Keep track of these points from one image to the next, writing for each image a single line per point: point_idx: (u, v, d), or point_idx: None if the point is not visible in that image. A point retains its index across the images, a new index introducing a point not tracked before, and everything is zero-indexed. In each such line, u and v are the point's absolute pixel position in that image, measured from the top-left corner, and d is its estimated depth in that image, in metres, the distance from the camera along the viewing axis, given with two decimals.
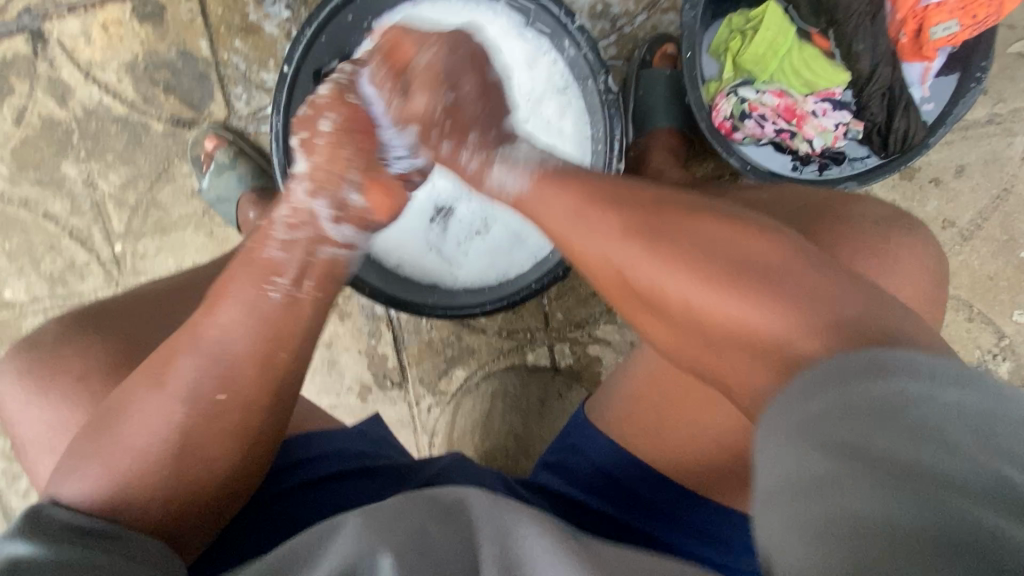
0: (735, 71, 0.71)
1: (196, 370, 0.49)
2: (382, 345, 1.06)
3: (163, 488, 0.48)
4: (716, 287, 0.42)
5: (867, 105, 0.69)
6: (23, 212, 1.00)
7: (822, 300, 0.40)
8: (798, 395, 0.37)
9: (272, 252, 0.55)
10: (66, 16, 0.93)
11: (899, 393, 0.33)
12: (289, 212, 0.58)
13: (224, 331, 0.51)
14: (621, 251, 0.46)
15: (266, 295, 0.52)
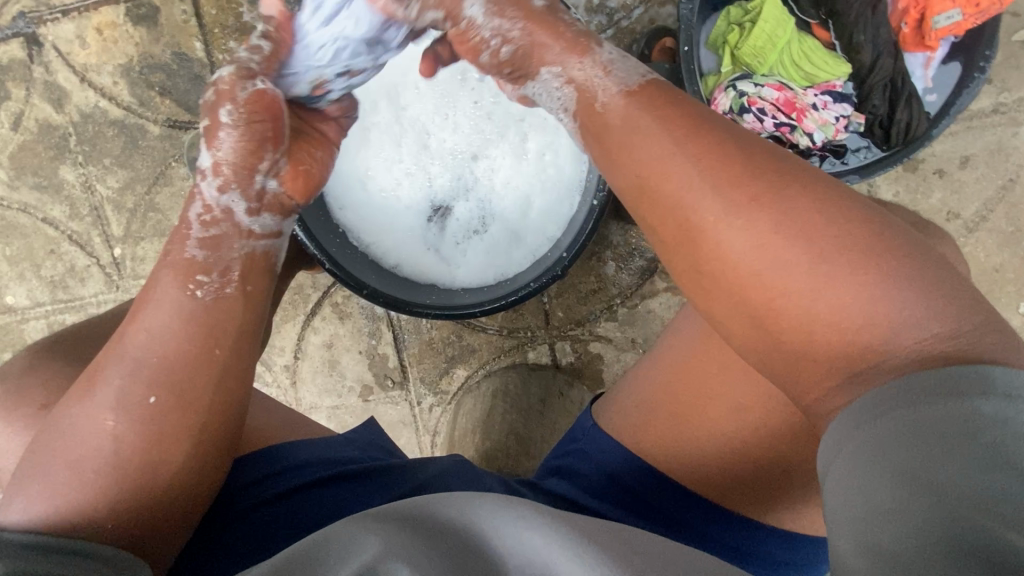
0: (734, 65, 0.70)
1: (122, 379, 0.49)
2: (383, 345, 1.06)
3: (109, 498, 0.47)
4: (817, 268, 0.37)
5: (869, 96, 0.69)
6: (22, 217, 1.00)
7: (933, 297, 0.36)
8: (866, 410, 0.34)
9: (192, 251, 0.53)
10: (61, 20, 0.93)
11: (974, 415, 0.31)
12: (202, 209, 0.55)
13: (148, 334, 0.50)
14: (710, 207, 0.40)
15: (188, 294, 0.52)
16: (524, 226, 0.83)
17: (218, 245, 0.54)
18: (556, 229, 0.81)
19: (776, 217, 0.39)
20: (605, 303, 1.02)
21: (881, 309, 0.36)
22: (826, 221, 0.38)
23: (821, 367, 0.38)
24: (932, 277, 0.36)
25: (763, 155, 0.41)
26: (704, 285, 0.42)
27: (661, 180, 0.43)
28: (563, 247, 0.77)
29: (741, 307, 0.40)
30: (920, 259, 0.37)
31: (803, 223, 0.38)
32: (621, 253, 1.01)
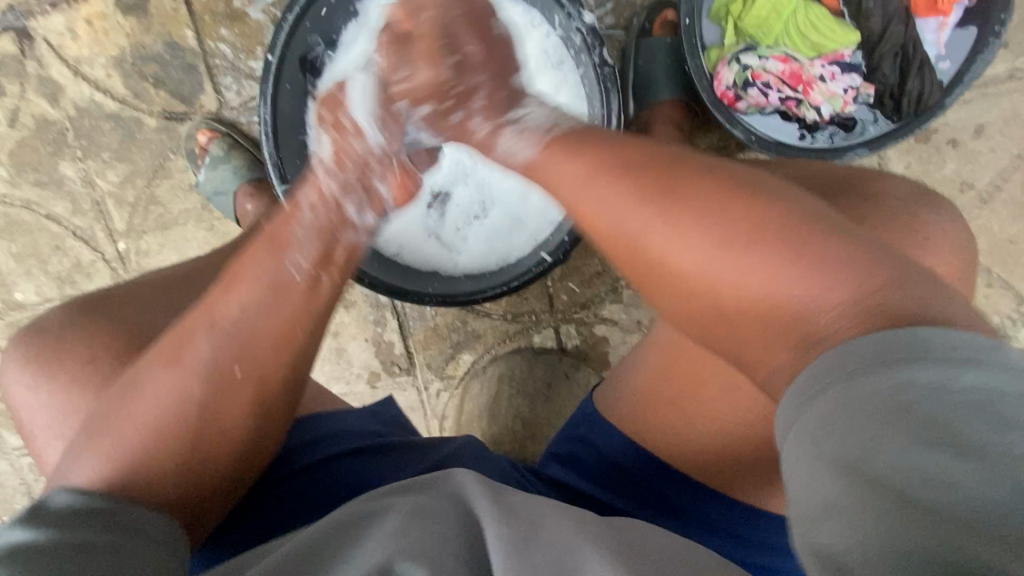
0: (738, 37, 0.67)
1: (210, 346, 0.50)
2: (388, 332, 1.06)
3: (171, 459, 0.48)
4: (734, 249, 0.39)
5: (878, 65, 0.66)
6: (26, 214, 1.01)
7: (845, 261, 0.36)
8: (804, 389, 0.34)
9: (296, 234, 0.56)
10: (50, 12, 0.91)
11: (906, 388, 0.30)
12: (314, 196, 0.59)
13: (243, 307, 0.51)
14: (633, 216, 0.44)
15: (286, 272, 0.53)
16: (525, 209, 0.82)
17: (317, 230, 0.58)
18: (558, 211, 0.80)
19: (684, 213, 0.42)
20: (610, 284, 1.01)
21: (797, 274, 0.37)
22: (730, 207, 0.41)
23: (761, 340, 0.38)
24: (838, 248, 0.37)
25: (661, 160, 0.46)
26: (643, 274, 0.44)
27: (593, 216, 0.47)
28: (565, 229, 0.77)
29: (677, 299, 0.42)
30: (824, 222, 0.39)
31: (705, 208, 0.41)
32: None
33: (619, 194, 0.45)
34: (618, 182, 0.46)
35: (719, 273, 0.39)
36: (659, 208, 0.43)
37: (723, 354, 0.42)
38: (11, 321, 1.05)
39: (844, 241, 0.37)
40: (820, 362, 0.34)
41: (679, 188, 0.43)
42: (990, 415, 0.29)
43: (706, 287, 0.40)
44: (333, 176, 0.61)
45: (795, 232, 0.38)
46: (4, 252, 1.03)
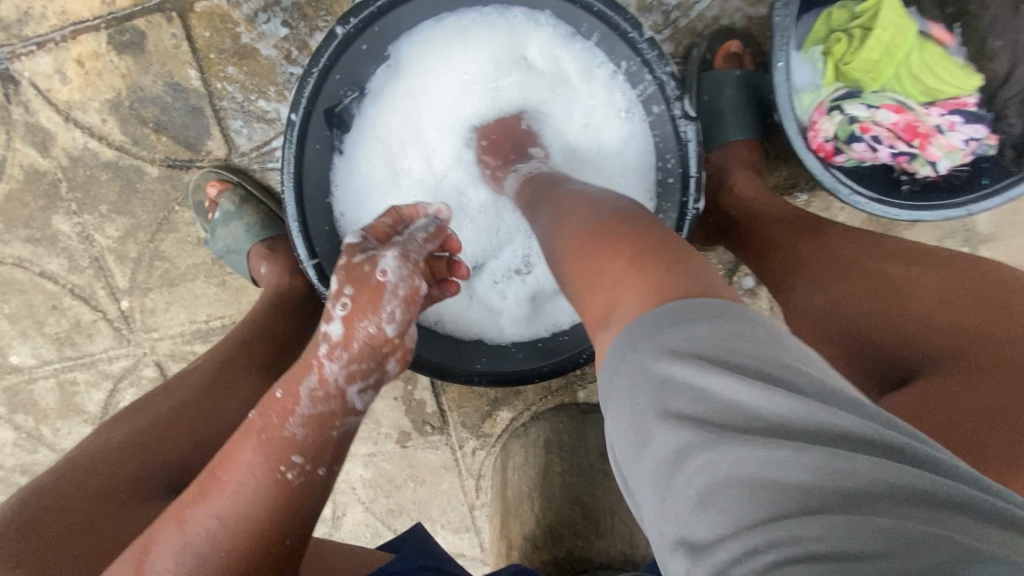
0: (838, 82, 0.58)
1: (183, 562, 0.41)
2: (419, 390, 0.97)
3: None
4: (585, 254, 0.46)
5: (1003, 113, 0.56)
6: (19, 272, 0.91)
7: (645, 265, 0.41)
8: (638, 338, 0.36)
9: (292, 427, 0.45)
10: (36, 51, 0.81)
11: (740, 352, 0.33)
12: (317, 381, 0.45)
13: (220, 523, 0.42)
14: (546, 244, 0.52)
15: (270, 481, 0.43)
16: None
17: (316, 421, 0.45)
18: None
19: (567, 236, 0.49)
20: None
21: (643, 277, 0.40)
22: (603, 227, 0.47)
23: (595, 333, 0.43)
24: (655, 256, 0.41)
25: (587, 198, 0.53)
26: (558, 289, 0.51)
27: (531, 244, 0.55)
28: None
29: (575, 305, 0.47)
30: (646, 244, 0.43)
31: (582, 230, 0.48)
32: None
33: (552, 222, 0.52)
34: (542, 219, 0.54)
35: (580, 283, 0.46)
36: (558, 232, 0.50)
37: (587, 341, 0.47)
38: (8, 385, 0.97)
39: (670, 257, 0.41)
40: (643, 320, 0.37)
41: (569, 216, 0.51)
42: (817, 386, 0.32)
43: (595, 292, 0.43)
44: (339, 354, 0.46)
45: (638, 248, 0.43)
46: None
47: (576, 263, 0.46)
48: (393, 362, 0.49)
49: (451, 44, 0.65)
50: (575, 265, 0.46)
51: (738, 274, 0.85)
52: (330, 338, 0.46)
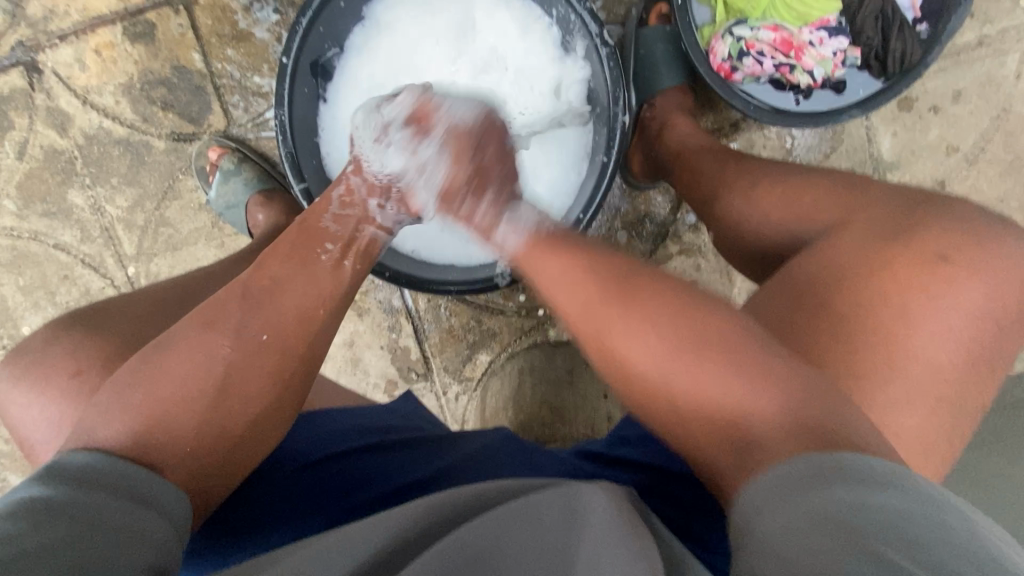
0: (728, 13, 0.73)
1: (243, 311, 0.53)
2: (404, 338, 1.05)
3: (194, 419, 0.48)
4: (671, 344, 0.46)
5: (862, 30, 0.71)
6: (34, 245, 1.00)
7: (748, 375, 0.44)
8: (774, 495, 0.38)
9: (327, 223, 0.60)
10: (59, 45, 0.94)
11: (854, 505, 0.35)
12: (345, 191, 0.63)
13: (277, 279, 0.55)
14: (587, 296, 0.52)
15: (314, 257, 0.57)
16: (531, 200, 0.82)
17: (344, 223, 0.61)
18: (567, 198, 0.81)
19: (627, 305, 0.49)
20: None
21: (741, 384, 0.44)
22: (666, 303, 0.49)
23: (706, 435, 0.44)
24: (745, 360, 0.45)
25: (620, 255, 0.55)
26: (610, 351, 0.49)
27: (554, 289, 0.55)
28: (577, 210, 0.77)
29: (649, 390, 0.47)
30: (720, 328, 0.47)
31: (651, 303, 0.49)
32: (631, 221, 0.95)
33: (597, 299, 0.51)
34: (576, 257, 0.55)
35: (641, 350, 0.47)
36: (617, 308, 0.49)
37: (660, 426, 0.47)
38: None
39: (750, 354, 0.45)
40: (790, 467, 0.39)
41: (622, 283, 0.51)
42: (919, 525, 0.34)
43: (705, 407, 0.44)
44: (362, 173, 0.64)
45: (721, 351, 0.45)
46: (11, 287, 1.02)
47: (665, 377, 0.46)
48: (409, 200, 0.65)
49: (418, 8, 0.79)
50: (645, 388, 0.47)
51: (679, 210, 0.95)
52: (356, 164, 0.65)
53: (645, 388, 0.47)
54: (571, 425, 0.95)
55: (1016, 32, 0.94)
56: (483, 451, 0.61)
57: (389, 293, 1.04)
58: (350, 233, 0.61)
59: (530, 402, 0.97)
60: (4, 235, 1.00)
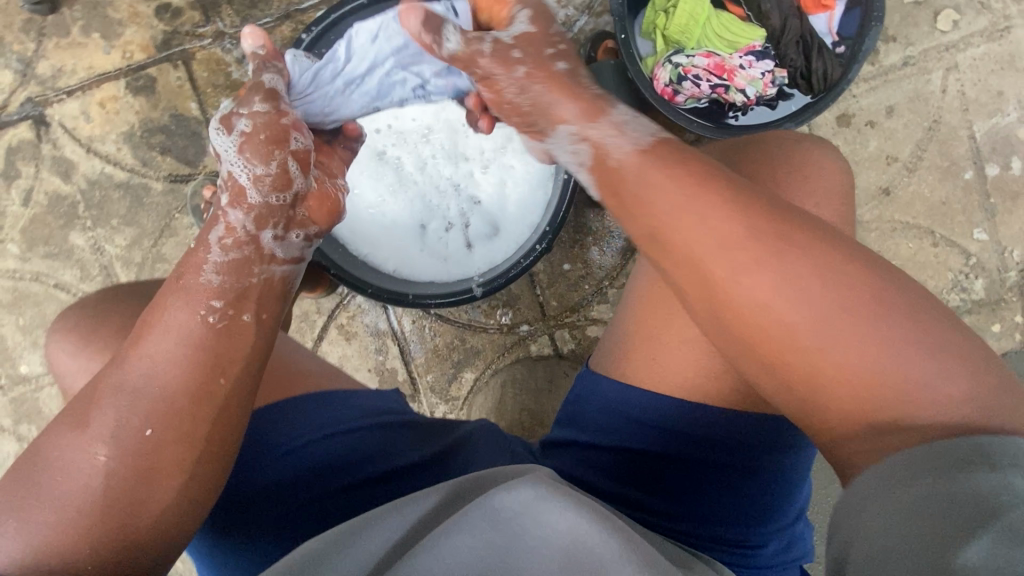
0: (666, 44, 0.82)
1: (120, 408, 0.53)
2: (391, 359, 1.09)
3: (92, 535, 0.50)
4: (796, 296, 0.47)
5: (785, 52, 0.80)
6: (35, 285, 1.05)
7: (914, 337, 0.45)
8: (900, 474, 0.42)
9: (209, 276, 0.58)
10: (66, 99, 1.02)
11: (983, 492, 0.38)
12: (225, 231, 0.62)
13: (149, 367, 0.54)
14: (710, 218, 0.49)
15: (192, 321, 0.55)
16: (503, 218, 0.90)
17: (233, 266, 0.60)
18: (536, 215, 0.88)
19: (771, 255, 0.48)
20: (595, 286, 1.07)
21: (869, 345, 0.45)
22: (817, 258, 0.47)
23: (833, 387, 0.47)
24: (919, 324, 0.46)
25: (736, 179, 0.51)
26: (714, 294, 0.49)
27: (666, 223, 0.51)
28: (544, 224, 0.84)
29: (755, 338, 0.48)
30: (873, 286, 0.47)
31: (787, 256, 0.48)
32: (601, 238, 1.07)
33: (742, 252, 0.48)
34: (686, 192, 0.50)
35: (773, 303, 0.47)
36: (762, 251, 0.48)
37: (756, 368, 0.50)
38: (15, 395, 1.06)
39: (893, 322, 0.46)
40: (913, 453, 0.43)
41: (769, 227, 0.49)
42: None
43: (830, 370, 0.47)
44: (241, 206, 0.63)
45: (868, 309, 0.46)
46: (12, 326, 1.06)
47: (811, 328, 0.46)
48: (305, 212, 0.67)
49: None
50: (776, 337, 0.48)
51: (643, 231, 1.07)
52: (230, 195, 0.63)
53: (774, 331, 0.47)
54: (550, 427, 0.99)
55: (937, 52, 1.04)
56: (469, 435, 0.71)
57: (376, 316, 1.08)
58: (241, 282, 0.60)
59: (511, 408, 1.01)
60: (7, 277, 1.05)
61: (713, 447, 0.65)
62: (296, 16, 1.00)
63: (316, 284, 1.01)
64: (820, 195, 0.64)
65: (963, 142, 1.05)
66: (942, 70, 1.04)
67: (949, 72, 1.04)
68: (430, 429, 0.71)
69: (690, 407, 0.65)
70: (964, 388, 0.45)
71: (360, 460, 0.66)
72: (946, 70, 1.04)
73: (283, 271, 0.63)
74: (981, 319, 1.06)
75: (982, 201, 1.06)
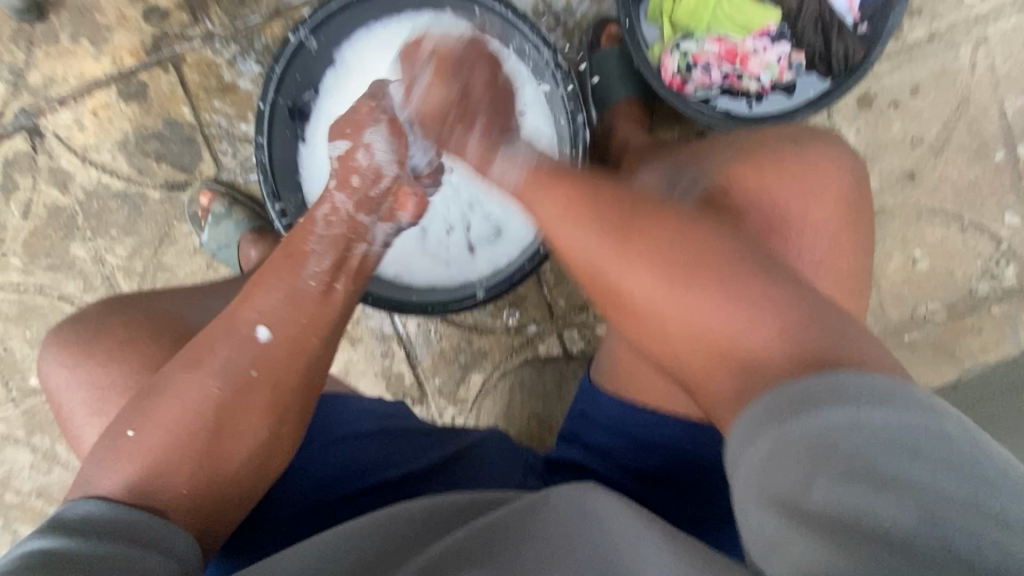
0: (675, 30, 0.77)
1: (230, 351, 0.53)
2: (397, 363, 1.07)
3: (189, 466, 0.50)
4: (652, 279, 0.47)
5: (802, 34, 0.76)
6: (39, 298, 1.04)
7: (767, 307, 0.45)
8: (755, 420, 0.41)
9: (312, 246, 0.59)
10: (59, 109, 1.00)
11: (855, 437, 0.37)
12: (328, 211, 0.62)
13: (259, 315, 0.54)
14: (570, 225, 0.52)
15: (303, 282, 0.57)
16: (506, 220, 0.87)
17: (331, 241, 0.60)
18: None
19: (630, 245, 0.49)
20: None
21: (740, 314, 0.45)
22: (667, 237, 0.49)
23: (706, 358, 0.46)
24: (784, 300, 0.45)
25: (622, 194, 0.53)
26: (606, 299, 0.51)
27: (557, 238, 0.53)
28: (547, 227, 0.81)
29: (635, 322, 0.49)
30: (739, 263, 0.47)
31: (652, 248, 0.48)
32: None
33: (606, 253, 0.50)
34: (552, 204, 0.54)
35: (635, 287, 0.48)
36: (616, 248, 0.49)
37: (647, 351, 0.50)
38: (27, 408, 1.07)
39: (756, 287, 0.45)
40: (772, 399, 0.41)
41: (638, 230, 0.50)
42: (931, 470, 0.35)
43: (705, 337, 0.46)
44: (345, 192, 0.63)
45: (721, 278, 0.46)
46: (19, 339, 1.06)
47: (654, 300, 0.47)
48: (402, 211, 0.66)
49: (381, 47, 0.84)
50: (621, 304, 0.50)
51: None
52: (337, 180, 0.64)
53: (640, 315, 0.48)
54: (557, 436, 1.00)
55: (965, 25, 0.97)
56: (471, 447, 0.68)
57: (380, 320, 1.06)
58: (341, 254, 0.60)
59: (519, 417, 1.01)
60: (11, 290, 1.04)
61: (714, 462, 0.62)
62: (286, 12, 0.97)
63: None
64: (826, 204, 0.60)
65: (993, 120, 0.99)
66: (971, 44, 0.97)
67: (978, 46, 0.97)
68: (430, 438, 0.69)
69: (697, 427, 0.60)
70: (791, 334, 0.43)
71: (358, 475, 0.63)
72: (975, 43, 0.97)
73: (369, 251, 0.63)
74: (1011, 306, 1.01)
75: (1014, 181, 0.99)
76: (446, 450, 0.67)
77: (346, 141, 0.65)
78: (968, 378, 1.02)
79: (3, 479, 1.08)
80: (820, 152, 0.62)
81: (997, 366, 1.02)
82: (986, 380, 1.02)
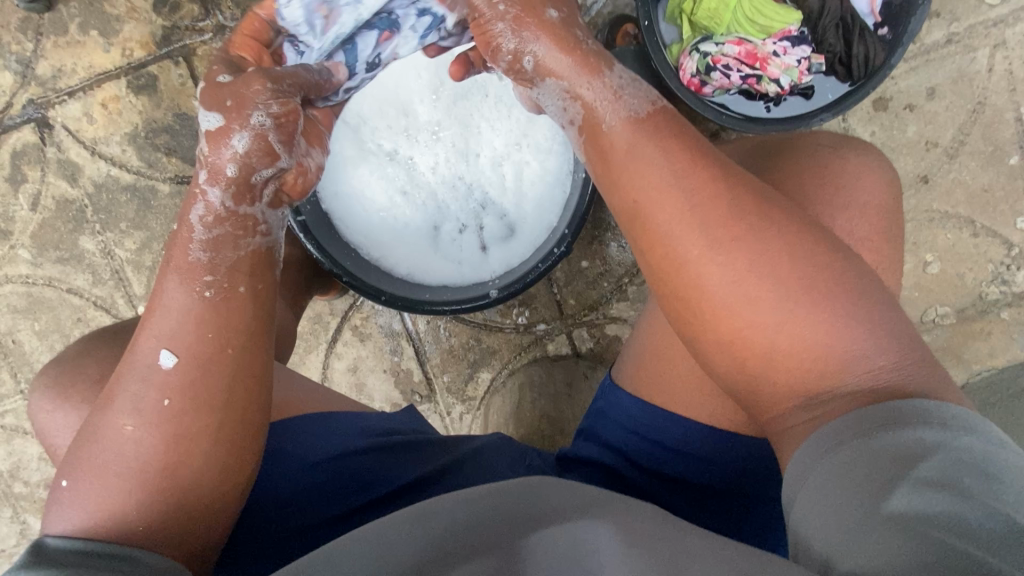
0: (694, 30, 0.78)
1: (138, 385, 0.52)
2: (407, 360, 1.07)
3: (136, 501, 0.50)
4: (756, 285, 0.46)
5: (823, 38, 0.75)
6: (48, 290, 1.04)
7: (871, 331, 0.45)
8: (830, 438, 0.43)
9: (195, 253, 0.54)
10: (68, 101, 0.99)
11: (923, 444, 0.39)
12: (205, 210, 0.54)
13: (157, 340, 0.53)
14: (668, 203, 0.48)
15: (193, 296, 0.53)
16: (520, 219, 0.87)
17: (218, 242, 0.54)
18: (555, 215, 0.84)
19: (739, 246, 0.47)
20: (615, 283, 1.03)
21: (846, 335, 0.45)
22: (775, 241, 0.47)
23: (789, 381, 0.47)
24: (883, 328, 0.46)
25: (739, 181, 0.49)
26: (687, 291, 0.48)
27: (651, 207, 0.49)
28: (563, 226, 0.80)
29: (715, 327, 0.47)
30: (847, 284, 0.46)
31: (760, 250, 0.46)
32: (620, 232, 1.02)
33: (708, 242, 0.47)
34: (663, 170, 0.49)
35: (723, 287, 0.47)
36: (721, 244, 0.47)
37: (713, 354, 0.49)
38: None
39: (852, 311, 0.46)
40: (865, 413, 0.43)
41: (746, 227, 0.47)
42: (997, 479, 0.37)
43: (801, 349, 0.45)
44: (219, 182, 0.54)
45: (826, 296, 0.46)
46: (28, 331, 1.05)
47: (753, 312, 0.46)
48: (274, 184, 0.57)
49: None
50: (702, 304, 0.48)
51: None
52: (206, 170, 0.54)
53: (733, 320, 0.47)
54: (571, 437, 0.95)
55: (984, 28, 0.96)
56: (482, 448, 0.69)
57: (389, 317, 1.06)
58: (232, 254, 0.55)
59: (530, 415, 0.97)
60: (19, 283, 1.04)
61: (729, 473, 0.62)
62: None
63: (326, 288, 1.00)
64: (849, 210, 0.59)
65: (1009, 125, 0.98)
66: (989, 47, 0.97)
67: (996, 49, 0.97)
68: (441, 443, 0.70)
69: (711, 434, 0.61)
70: (889, 365, 0.45)
71: (371, 477, 0.64)
72: (994, 47, 0.97)
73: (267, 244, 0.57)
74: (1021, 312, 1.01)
75: None
76: (457, 452, 0.68)
77: (220, 114, 0.53)
78: (976, 382, 1.02)
79: (13, 470, 1.09)
80: (837, 160, 0.61)
81: (1007, 371, 1.02)
82: (994, 383, 1.02)
